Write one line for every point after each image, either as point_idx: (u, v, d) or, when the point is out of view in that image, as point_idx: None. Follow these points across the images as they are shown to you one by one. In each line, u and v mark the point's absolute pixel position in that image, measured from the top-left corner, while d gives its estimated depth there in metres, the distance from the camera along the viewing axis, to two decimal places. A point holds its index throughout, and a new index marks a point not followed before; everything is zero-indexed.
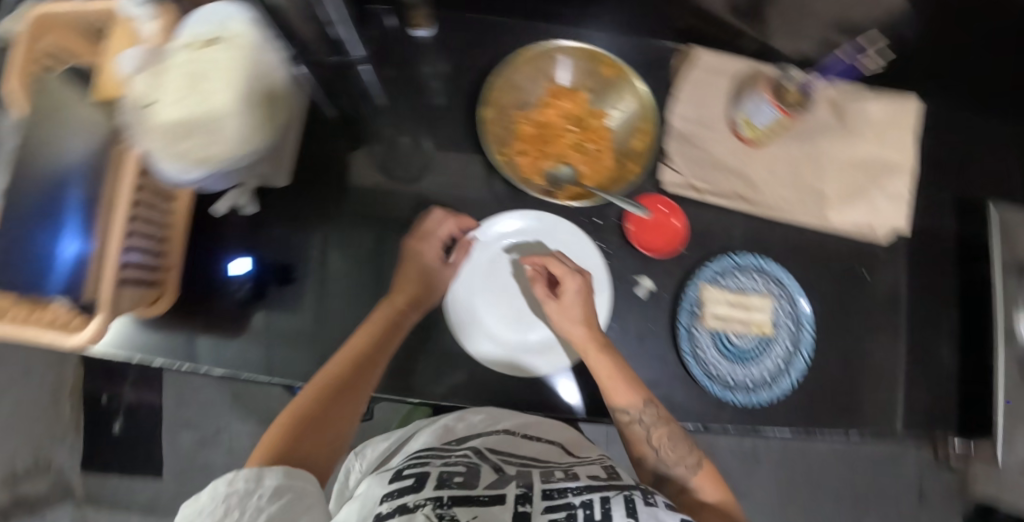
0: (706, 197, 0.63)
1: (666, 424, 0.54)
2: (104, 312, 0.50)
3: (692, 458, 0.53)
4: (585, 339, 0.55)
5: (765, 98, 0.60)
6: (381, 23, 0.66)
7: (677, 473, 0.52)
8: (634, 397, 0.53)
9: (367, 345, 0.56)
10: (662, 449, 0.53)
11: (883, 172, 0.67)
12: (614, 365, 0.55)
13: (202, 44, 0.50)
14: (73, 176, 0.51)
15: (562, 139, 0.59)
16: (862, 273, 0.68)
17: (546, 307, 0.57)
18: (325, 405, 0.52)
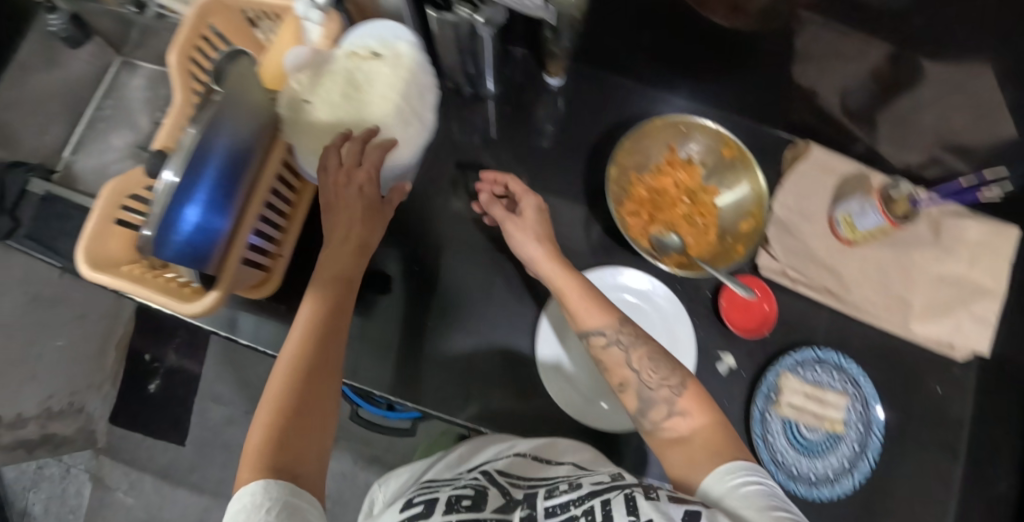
0: (797, 286, 0.65)
1: (644, 344, 0.53)
2: (222, 287, 0.52)
3: (675, 379, 0.51)
4: (542, 253, 0.58)
5: (873, 204, 0.62)
6: (517, 63, 0.74)
7: (660, 395, 0.50)
8: (606, 317, 0.53)
9: (322, 311, 0.53)
10: (643, 371, 0.52)
11: (973, 294, 0.66)
12: (577, 284, 0.56)
13: (363, 58, 0.56)
14: (216, 148, 0.47)
15: (674, 209, 0.62)
16: (932, 386, 0.68)
17: (508, 224, 0.61)
18: (305, 393, 0.47)
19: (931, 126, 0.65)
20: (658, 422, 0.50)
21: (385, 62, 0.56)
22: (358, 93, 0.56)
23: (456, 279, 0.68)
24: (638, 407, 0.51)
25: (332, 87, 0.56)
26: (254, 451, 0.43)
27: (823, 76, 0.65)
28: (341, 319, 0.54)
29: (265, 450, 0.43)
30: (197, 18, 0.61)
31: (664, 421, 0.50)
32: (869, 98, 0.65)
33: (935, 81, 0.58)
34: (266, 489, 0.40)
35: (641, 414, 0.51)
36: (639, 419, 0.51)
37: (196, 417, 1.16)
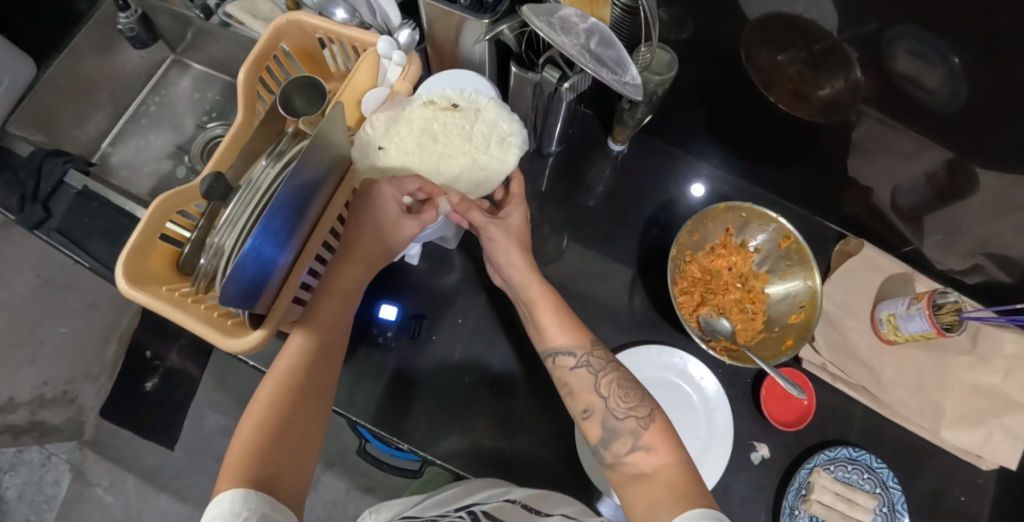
0: (837, 383, 0.66)
1: (613, 371, 0.54)
2: (270, 323, 0.50)
3: (644, 410, 0.51)
4: (523, 262, 0.58)
5: (920, 310, 0.62)
6: (581, 121, 0.76)
7: (626, 426, 0.51)
8: (575, 339, 0.55)
9: (320, 334, 0.54)
10: (611, 398, 0.53)
11: (1006, 408, 0.65)
12: (555, 304, 0.58)
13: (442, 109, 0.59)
14: (291, 176, 0.44)
15: (727, 293, 0.64)
16: (959, 498, 0.67)
17: (489, 230, 0.58)
18: (292, 415, 0.48)
19: (978, 233, 0.64)
20: (621, 453, 0.51)
21: (462, 115, 0.59)
22: (436, 143, 0.59)
23: (499, 328, 0.70)
24: (602, 437, 0.52)
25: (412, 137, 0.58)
26: (234, 464, 0.44)
27: (877, 173, 0.66)
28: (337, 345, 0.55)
29: (247, 462, 0.44)
30: (272, 39, 0.60)
31: (626, 455, 0.50)
32: (919, 200, 0.66)
33: (988, 193, 0.59)
34: (245, 498, 0.41)
35: (603, 445, 0.52)
36: (603, 450, 0.52)
37: (191, 422, 1.12)
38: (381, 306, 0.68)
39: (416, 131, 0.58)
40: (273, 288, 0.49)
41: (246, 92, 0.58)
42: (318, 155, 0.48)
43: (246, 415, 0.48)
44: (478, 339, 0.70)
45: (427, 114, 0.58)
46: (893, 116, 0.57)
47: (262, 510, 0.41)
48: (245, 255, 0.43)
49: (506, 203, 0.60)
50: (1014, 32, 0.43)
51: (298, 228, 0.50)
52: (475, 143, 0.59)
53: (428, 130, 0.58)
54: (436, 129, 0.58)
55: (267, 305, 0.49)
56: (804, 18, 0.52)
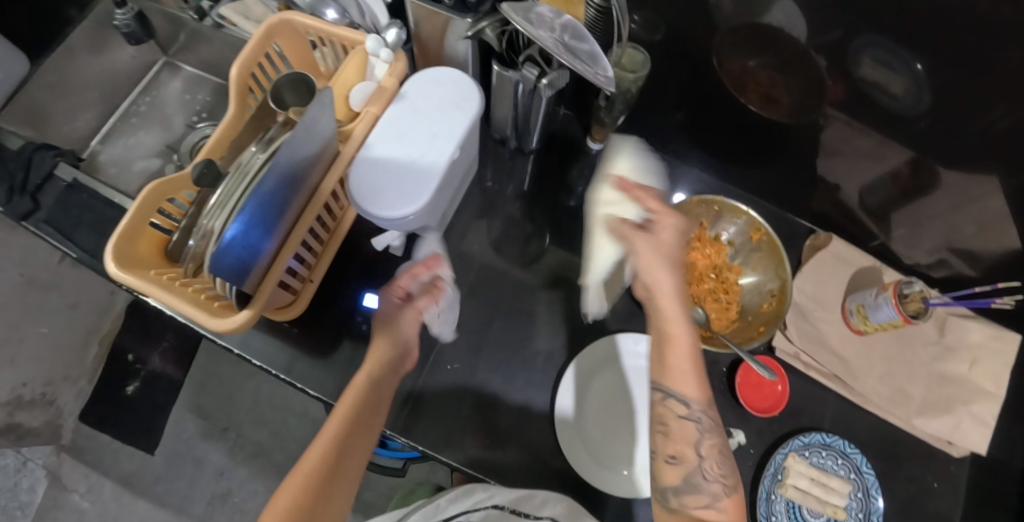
0: (809, 371, 0.67)
1: (718, 435, 0.51)
2: (254, 306, 0.52)
3: (733, 480, 0.50)
4: (672, 290, 0.52)
5: (888, 300, 0.65)
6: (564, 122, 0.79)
7: (710, 488, 0.49)
8: (700, 391, 0.51)
9: (353, 410, 0.53)
10: (708, 459, 0.50)
11: (974, 396, 0.68)
12: (691, 355, 0.52)
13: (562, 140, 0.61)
14: (272, 171, 0.46)
15: (700, 283, 0.65)
16: (933, 485, 0.68)
17: (638, 244, 0.53)
18: (310, 509, 0.48)
19: (941, 229, 0.68)
20: (691, 506, 0.49)
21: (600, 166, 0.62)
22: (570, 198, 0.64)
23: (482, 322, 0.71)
24: (677, 485, 0.50)
25: (420, 157, 0.57)
26: None
27: (843, 172, 0.70)
28: (364, 438, 0.53)
29: None
30: (264, 37, 0.61)
31: (695, 508, 0.49)
32: (885, 197, 0.69)
33: (949, 190, 0.62)
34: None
35: (674, 491, 0.50)
36: (670, 496, 0.50)
37: (171, 427, 1.11)
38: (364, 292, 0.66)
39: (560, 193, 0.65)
40: (258, 271, 0.51)
41: (238, 88, 0.60)
42: (305, 146, 0.50)
43: (269, 508, 0.47)
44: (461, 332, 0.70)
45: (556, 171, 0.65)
46: (860, 118, 0.60)
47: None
48: (231, 235, 0.44)
49: (656, 217, 0.54)
50: (973, 37, 0.46)
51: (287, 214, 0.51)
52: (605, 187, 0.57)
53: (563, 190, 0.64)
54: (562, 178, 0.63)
55: (251, 288, 0.51)
56: (773, 26, 0.55)
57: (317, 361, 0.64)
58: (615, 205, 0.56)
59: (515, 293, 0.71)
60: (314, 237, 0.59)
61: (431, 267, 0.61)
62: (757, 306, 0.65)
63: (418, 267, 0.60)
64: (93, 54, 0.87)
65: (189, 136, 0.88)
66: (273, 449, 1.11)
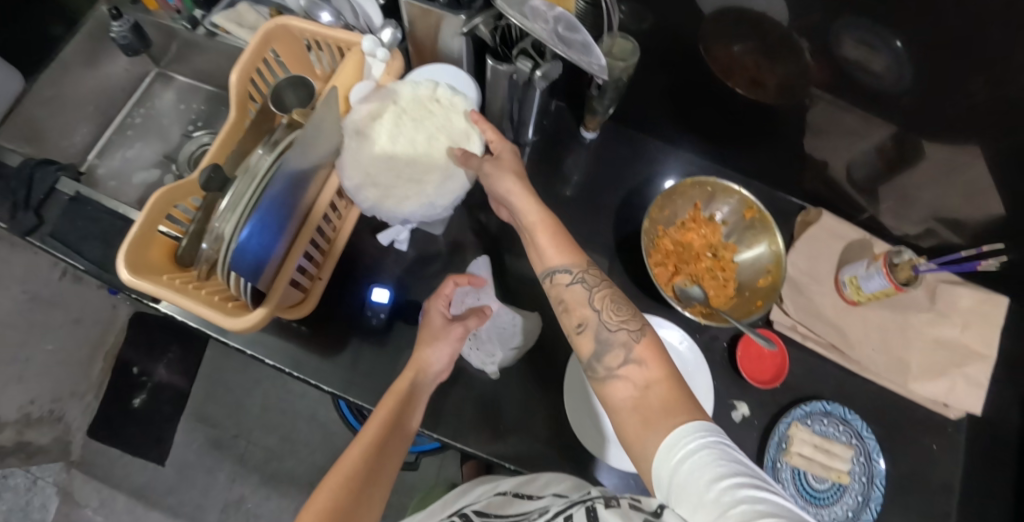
0: (806, 341, 0.70)
1: (607, 286, 0.52)
2: (269, 304, 0.53)
3: (635, 323, 0.49)
4: (521, 189, 0.55)
5: (878, 269, 0.67)
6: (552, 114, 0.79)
7: (619, 339, 0.49)
8: (572, 256, 0.52)
9: (389, 416, 0.55)
10: (604, 310, 0.50)
11: (967, 359, 0.71)
12: (553, 228, 0.54)
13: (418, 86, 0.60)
14: (281, 174, 0.48)
15: (698, 262, 0.67)
16: (932, 448, 0.71)
17: (486, 167, 0.56)
18: (349, 505, 0.48)
19: (928, 199, 0.70)
20: (613, 367, 0.48)
21: (430, 98, 0.59)
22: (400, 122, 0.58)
23: None
24: (595, 351, 0.49)
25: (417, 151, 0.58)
26: None
27: (831, 148, 0.71)
28: (395, 443, 0.54)
29: None
30: (262, 43, 0.62)
31: (618, 368, 0.48)
32: (873, 171, 0.71)
33: (933, 160, 0.64)
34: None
35: (596, 358, 0.49)
36: (596, 365, 0.49)
37: (181, 437, 1.11)
38: (373, 289, 0.65)
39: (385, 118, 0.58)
40: (271, 269, 0.53)
41: (238, 94, 0.61)
42: (309, 148, 0.51)
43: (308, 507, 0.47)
44: None
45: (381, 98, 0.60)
46: (843, 96, 0.62)
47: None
48: (244, 235, 0.47)
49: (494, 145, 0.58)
50: (948, 12, 0.48)
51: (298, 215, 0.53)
52: (448, 112, 0.59)
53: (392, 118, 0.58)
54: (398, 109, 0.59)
55: (264, 287, 0.53)
56: (756, 12, 0.57)
57: (327, 360, 0.64)
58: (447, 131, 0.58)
59: (518, 283, 0.72)
60: (321, 235, 0.60)
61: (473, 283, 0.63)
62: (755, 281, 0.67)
63: (461, 280, 0.61)
64: (86, 68, 0.89)
65: (187, 146, 0.88)
66: (283, 454, 1.12)
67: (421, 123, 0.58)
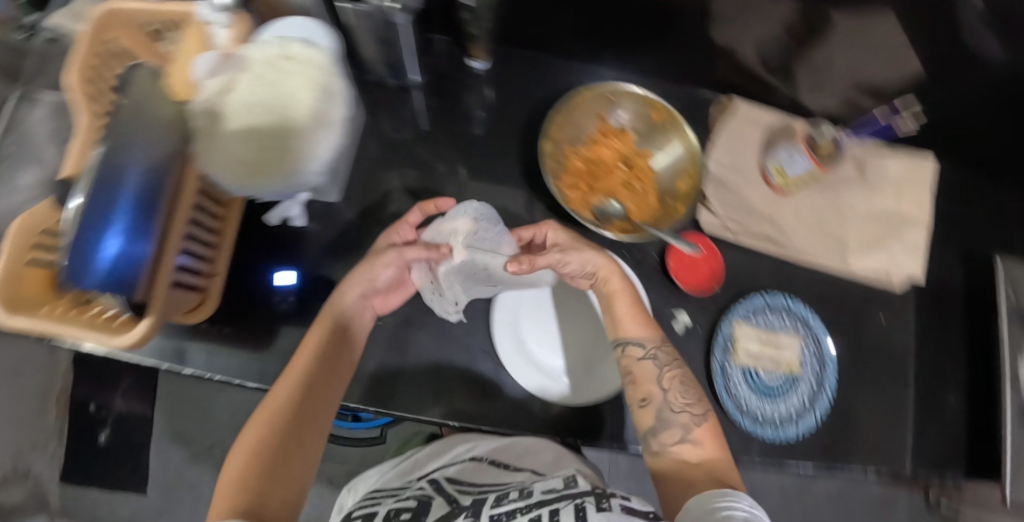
0: (738, 238, 0.67)
1: (676, 366, 0.56)
2: (151, 313, 0.50)
3: (699, 408, 0.54)
4: (602, 256, 0.58)
5: (801, 150, 0.65)
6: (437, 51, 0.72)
7: (679, 419, 0.53)
8: (648, 331, 0.57)
9: (316, 354, 0.54)
10: (670, 391, 0.54)
11: (902, 225, 0.69)
12: (634, 303, 0.58)
13: (267, 43, 0.54)
14: (127, 169, 0.45)
15: (611, 176, 0.63)
16: (878, 317, 0.71)
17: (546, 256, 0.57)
18: (278, 448, 0.48)
19: (844, 67, 0.66)
20: (668, 443, 0.52)
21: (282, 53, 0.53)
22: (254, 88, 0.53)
23: None
24: (653, 426, 0.53)
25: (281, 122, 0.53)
26: (227, 488, 0.45)
27: (738, 33, 0.66)
28: (314, 405, 0.52)
29: (236, 490, 0.45)
30: (94, 34, 0.55)
31: (672, 444, 0.52)
32: (783, 51, 0.66)
33: (841, 28, 0.60)
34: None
35: (653, 433, 0.53)
36: (651, 440, 0.53)
37: (158, 461, 1.09)
38: (277, 272, 0.63)
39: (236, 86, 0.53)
40: (145, 278, 0.49)
41: (80, 96, 0.54)
42: (147, 142, 0.47)
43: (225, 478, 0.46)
44: None
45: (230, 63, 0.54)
46: None
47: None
48: (106, 246, 0.44)
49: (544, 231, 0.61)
50: None
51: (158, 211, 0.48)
52: (304, 70, 0.54)
53: (245, 83, 0.53)
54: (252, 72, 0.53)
55: (146, 296, 0.49)
56: None
57: (247, 359, 0.60)
58: (304, 88, 0.53)
59: None
60: (202, 229, 0.56)
61: (440, 207, 0.64)
62: (674, 185, 0.63)
63: (427, 206, 0.63)
64: None
65: None
66: None
67: (272, 88, 0.53)
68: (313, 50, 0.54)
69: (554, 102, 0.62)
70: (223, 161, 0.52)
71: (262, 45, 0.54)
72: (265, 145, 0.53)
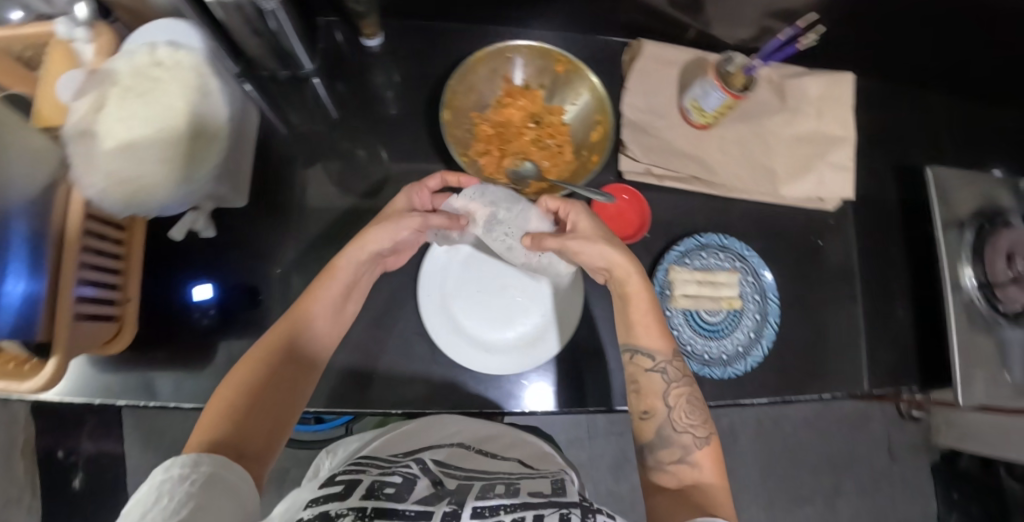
0: (664, 182, 0.66)
1: (687, 385, 0.50)
2: (59, 351, 0.47)
3: (703, 430, 0.48)
4: (621, 256, 0.53)
5: (712, 83, 0.62)
6: (331, 34, 0.68)
7: (679, 439, 0.47)
8: (664, 342, 0.51)
9: (319, 300, 0.53)
10: (675, 410, 0.49)
11: (827, 145, 0.69)
12: (651, 306, 0.53)
13: (134, 51, 0.50)
14: (13, 210, 0.45)
15: (522, 137, 0.65)
16: (816, 241, 0.71)
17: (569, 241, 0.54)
18: (268, 389, 0.47)
19: None
20: (664, 462, 0.47)
21: (153, 60, 0.50)
22: (129, 100, 0.50)
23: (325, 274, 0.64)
24: (651, 441, 0.48)
25: (168, 133, 0.50)
26: (211, 415, 0.44)
27: None
28: (294, 365, 0.50)
29: (222, 420, 0.43)
30: None
31: (669, 464, 0.47)
32: None
33: None
34: (195, 462, 0.37)
35: (649, 448, 0.48)
36: (646, 455, 0.48)
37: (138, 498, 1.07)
38: (193, 287, 0.61)
39: (108, 100, 0.49)
40: (44, 316, 0.47)
41: None
42: (24, 182, 0.46)
43: (201, 421, 0.44)
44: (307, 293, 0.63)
45: (95, 76, 0.49)
46: None
47: (216, 473, 0.37)
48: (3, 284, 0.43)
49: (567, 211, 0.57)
50: None
51: (48, 244, 0.47)
52: (183, 75, 0.51)
53: (118, 97, 0.50)
54: (124, 84, 0.50)
55: (50, 335, 0.47)
56: None
57: (180, 379, 0.59)
58: (188, 93, 0.51)
59: (357, 226, 0.65)
60: (105, 257, 0.54)
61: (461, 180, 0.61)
62: (585, 135, 0.66)
63: (450, 176, 0.60)
64: None
65: None
66: None
67: (150, 98, 0.50)
68: (186, 52, 0.51)
69: (454, 72, 0.63)
70: (109, 183, 0.49)
71: (129, 53, 0.50)
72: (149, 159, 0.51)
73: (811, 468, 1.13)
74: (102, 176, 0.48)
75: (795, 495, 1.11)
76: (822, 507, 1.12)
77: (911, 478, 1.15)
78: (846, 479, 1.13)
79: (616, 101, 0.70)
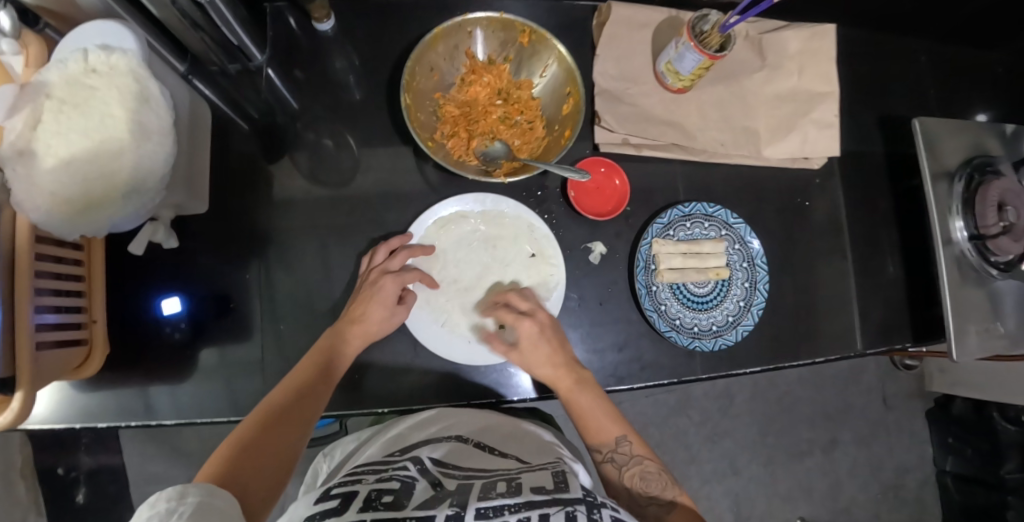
0: (643, 152, 0.64)
1: (639, 462, 0.54)
2: (23, 385, 0.45)
3: (666, 498, 0.51)
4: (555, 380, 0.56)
5: (686, 45, 0.58)
6: (280, 20, 0.64)
7: (647, 512, 0.51)
8: (604, 438, 0.55)
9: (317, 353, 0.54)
10: (635, 488, 0.53)
11: (810, 101, 0.66)
12: (599, 404, 0.56)
13: (65, 58, 0.46)
14: None
15: (489, 116, 0.63)
16: (802, 200, 0.69)
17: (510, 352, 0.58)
18: (264, 438, 0.48)
19: None
20: None
21: (89, 68, 0.47)
22: (66, 113, 0.46)
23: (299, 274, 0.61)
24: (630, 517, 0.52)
25: (115, 146, 0.47)
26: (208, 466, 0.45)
27: None
28: (289, 424, 0.49)
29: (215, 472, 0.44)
30: None
31: None
32: None
33: None
34: (183, 493, 0.34)
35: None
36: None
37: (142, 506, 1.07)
38: (163, 300, 0.59)
39: (43, 114, 0.46)
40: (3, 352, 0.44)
41: None
42: None
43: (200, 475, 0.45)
44: (283, 295, 0.61)
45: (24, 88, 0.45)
46: None
47: (202, 504, 0.34)
48: None
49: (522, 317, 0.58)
50: None
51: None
52: (121, 81, 0.47)
53: (54, 110, 0.46)
54: (58, 95, 0.46)
55: (12, 370, 0.45)
56: None
57: (161, 395, 0.57)
58: (129, 100, 0.47)
59: (326, 223, 0.62)
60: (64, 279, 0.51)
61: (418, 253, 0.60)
62: (554, 108, 0.64)
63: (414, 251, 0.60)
64: None
65: None
66: None
67: (90, 110, 0.47)
68: (122, 54, 0.47)
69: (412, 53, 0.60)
70: (55, 203, 0.45)
71: (61, 61, 0.46)
72: (91, 173, 0.47)
73: (809, 422, 1.14)
74: (48, 196, 0.45)
75: (794, 450, 1.13)
76: (820, 459, 1.14)
77: (906, 424, 1.17)
78: (843, 430, 1.15)
79: (587, 70, 0.66)
